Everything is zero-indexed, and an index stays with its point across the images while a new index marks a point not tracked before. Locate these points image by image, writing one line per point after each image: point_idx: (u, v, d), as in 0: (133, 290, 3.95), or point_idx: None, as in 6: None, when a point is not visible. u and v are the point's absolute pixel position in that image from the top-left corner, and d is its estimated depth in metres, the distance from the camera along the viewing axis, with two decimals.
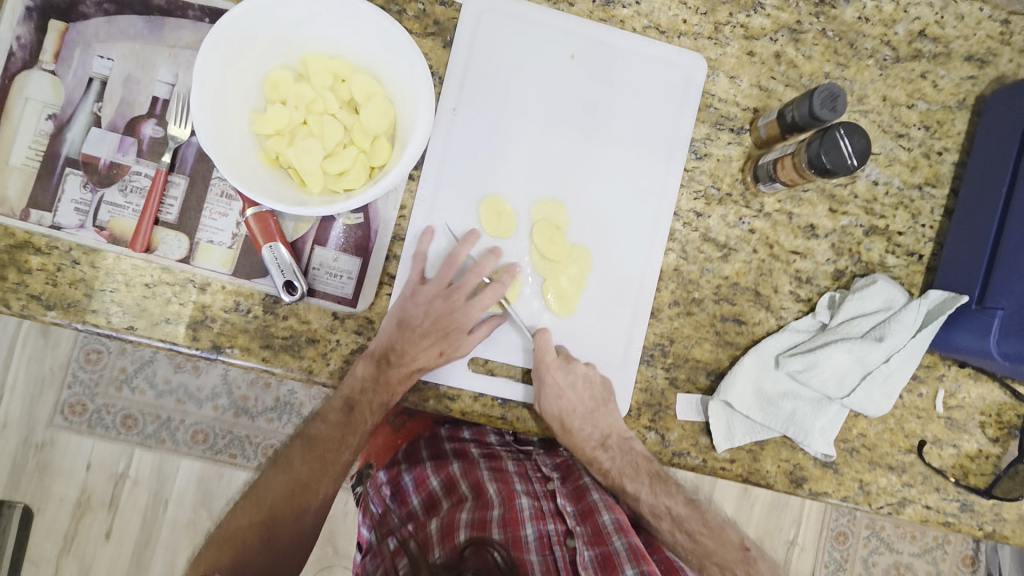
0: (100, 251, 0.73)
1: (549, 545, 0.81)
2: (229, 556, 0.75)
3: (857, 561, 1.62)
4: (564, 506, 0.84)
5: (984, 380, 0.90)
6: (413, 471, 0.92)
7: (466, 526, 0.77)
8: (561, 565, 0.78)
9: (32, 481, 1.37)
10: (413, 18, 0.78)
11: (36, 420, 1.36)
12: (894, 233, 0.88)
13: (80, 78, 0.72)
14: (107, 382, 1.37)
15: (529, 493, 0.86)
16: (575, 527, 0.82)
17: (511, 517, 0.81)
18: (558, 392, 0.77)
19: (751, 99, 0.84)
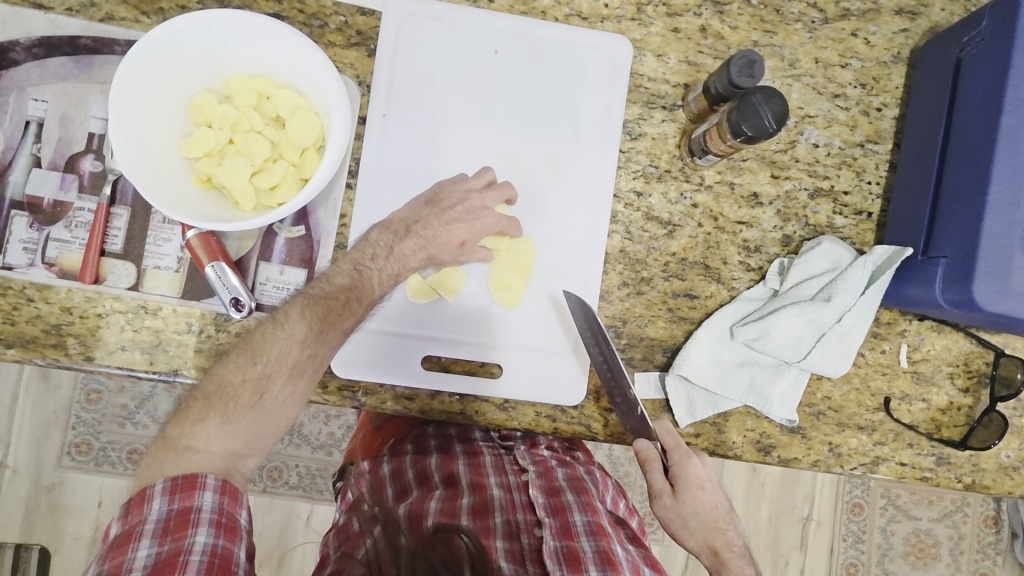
0: (52, 286, 0.75)
1: (515, 534, 0.76)
2: (175, 459, 0.65)
3: (876, 530, 1.60)
4: (535, 499, 0.79)
5: (948, 331, 0.89)
6: (392, 461, 0.91)
7: (434, 514, 0.77)
8: (526, 555, 0.74)
9: (46, 522, 1.40)
10: (335, 31, 0.80)
11: (44, 463, 1.39)
12: (840, 193, 0.87)
13: (17, 122, 0.75)
14: (110, 419, 1.40)
15: (503, 486, 0.82)
16: (544, 517, 0.76)
17: (479, 507, 0.79)
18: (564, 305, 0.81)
19: (680, 75, 0.85)
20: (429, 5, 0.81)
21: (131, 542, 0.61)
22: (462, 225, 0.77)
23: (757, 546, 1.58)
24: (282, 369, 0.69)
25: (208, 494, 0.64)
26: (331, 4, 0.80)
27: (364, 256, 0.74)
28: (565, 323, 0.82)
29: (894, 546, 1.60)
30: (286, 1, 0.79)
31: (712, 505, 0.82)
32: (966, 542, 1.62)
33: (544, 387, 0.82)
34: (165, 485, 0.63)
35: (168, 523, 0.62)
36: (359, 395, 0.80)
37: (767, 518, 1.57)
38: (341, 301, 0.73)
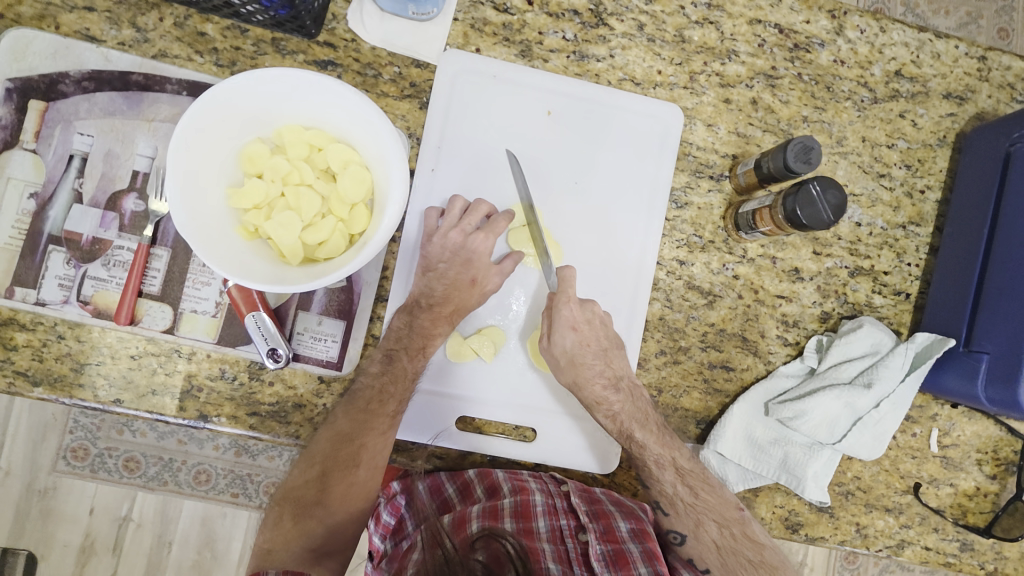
0: (85, 325, 0.74)
1: (561, 537, 0.75)
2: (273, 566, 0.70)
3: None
4: (578, 505, 0.76)
5: (979, 417, 0.89)
6: (425, 478, 0.83)
7: (477, 517, 0.72)
8: (573, 556, 0.74)
9: (36, 527, 1.31)
10: (389, 81, 0.79)
11: (39, 467, 1.30)
12: (880, 273, 0.88)
13: (61, 155, 0.73)
14: (109, 426, 1.31)
15: (543, 491, 0.78)
16: (588, 523, 0.75)
17: (523, 509, 0.75)
18: (572, 324, 0.78)
19: (729, 146, 0.85)
20: (484, 62, 0.80)
21: None
22: (460, 267, 0.77)
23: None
24: (342, 449, 0.73)
25: None
26: (387, 54, 0.79)
27: (393, 340, 0.75)
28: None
29: None
30: (341, 48, 0.78)
31: (586, 348, 0.79)
32: None
33: (576, 452, 0.82)
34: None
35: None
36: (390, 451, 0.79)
37: None
38: (374, 388, 0.73)
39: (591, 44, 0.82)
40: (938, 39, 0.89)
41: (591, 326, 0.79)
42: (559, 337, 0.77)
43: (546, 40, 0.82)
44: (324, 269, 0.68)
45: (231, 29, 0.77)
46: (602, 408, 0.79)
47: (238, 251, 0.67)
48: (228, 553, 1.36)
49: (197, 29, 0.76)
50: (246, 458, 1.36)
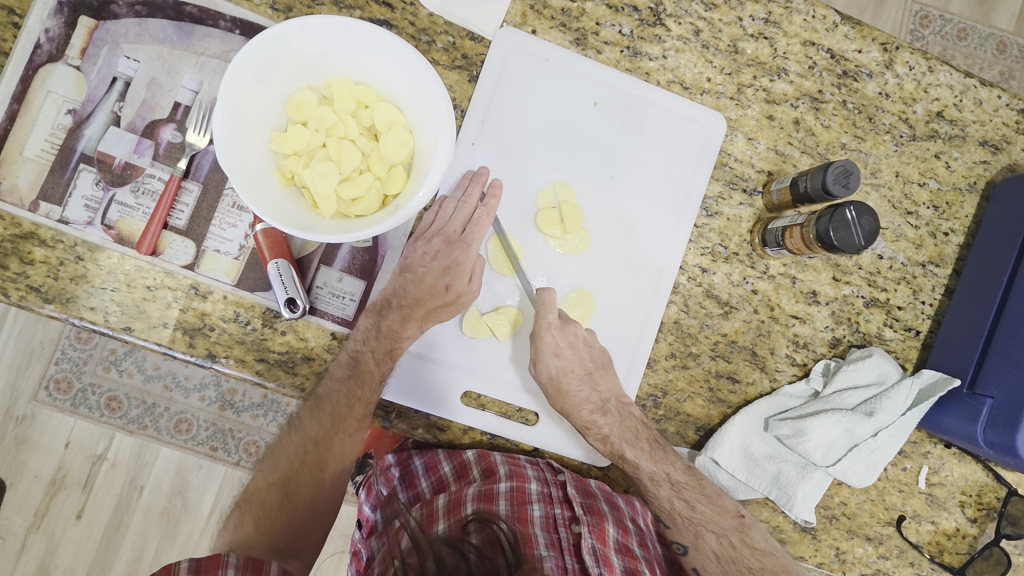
0: (105, 249, 0.73)
1: (554, 526, 0.77)
2: (278, 489, 0.76)
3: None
4: (573, 495, 0.78)
5: (968, 461, 0.90)
6: (424, 454, 0.86)
7: (472, 500, 0.75)
8: (565, 546, 0.75)
9: (8, 454, 1.28)
10: (441, 50, 0.78)
11: (19, 394, 1.27)
12: (894, 307, 0.89)
13: (104, 76, 0.72)
14: (96, 362, 1.29)
15: (539, 480, 0.80)
16: (582, 514, 0.76)
17: (518, 494, 0.76)
18: (556, 351, 0.78)
19: (766, 161, 0.85)
20: (538, 43, 0.80)
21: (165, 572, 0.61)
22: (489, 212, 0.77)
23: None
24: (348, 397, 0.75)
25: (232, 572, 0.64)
26: (443, 22, 0.78)
27: (404, 306, 0.76)
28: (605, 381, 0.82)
29: None
30: (398, 9, 0.77)
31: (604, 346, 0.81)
32: None
33: (573, 443, 0.83)
34: (192, 562, 0.63)
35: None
36: (392, 417, 0.79)
37: None
38: (344, 389, 0.75)
39: (645, 41, 0.82)
40: (983, 87, 0.90)
41: (573, 349, 0.79)
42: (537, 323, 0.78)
43: (602, 32, 0.81)
44: (356, 225, 0.67)
45: None
46: (591, 432, 0.80)
47: (272, 194, 0.67)
48: (199, 505, 1.33)
49: None
50: (230, 414, 1.34)
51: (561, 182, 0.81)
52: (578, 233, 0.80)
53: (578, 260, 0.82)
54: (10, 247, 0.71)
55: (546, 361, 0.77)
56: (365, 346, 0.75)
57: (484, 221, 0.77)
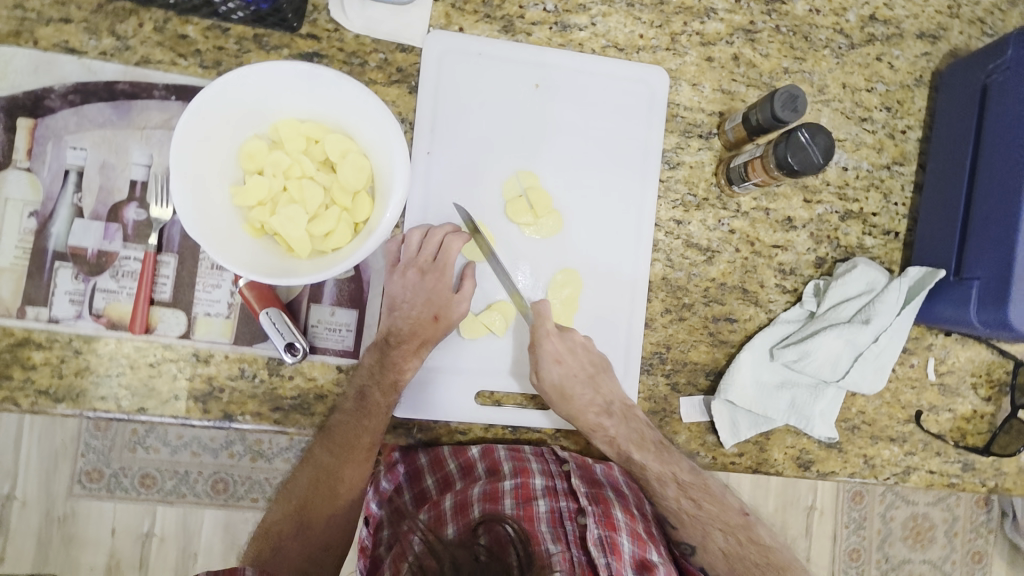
0: (100, 337, 0.74)
1: (560, 520, 0.77)
2: (294, 517, 0.78)
3: (876, 517, 1.62)
4: (578, 488, 0.79)
5: (971, 343, 0.93)
6: (430, 450, 0.83)
7: (479, 500, 0.77)
8: (572, 539, 0.75)
9: (60, 553, 1.30)
10: (375, 68, 0.79)
11: (55, 496, 1.30)
12: (869, 214, 0.90)
13: (56, 172, 0.73)
14: (121, 447, 1.30)
15: (545, 473, 0.81)
16: (588, 505, 0.77)
17: (522, 491, 0.78)
18: (556, 357, 0.79)
19: (715, 103, 0.86)
20: (468, 39, 0.80)
21: None
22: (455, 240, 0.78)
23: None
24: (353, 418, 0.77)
25: None
26: (370, 41, 0.79)
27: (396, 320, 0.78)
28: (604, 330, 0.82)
29: (892, 530, 1.63)
30: (324, 39, 0.78)
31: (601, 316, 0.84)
32: (960, 523, 1.65)
33: None
34: None
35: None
36: (415, 433, 0.82)
37: (773, 509, 1.59)
38: (350, 416, 0.77)
39: (571, 14, 0.83)
40: None
41: (574, 354, 0.81)
42: (544, 349, 0.79)
43: (527, 13, 0.82)
44: (334, 260, 0.69)
45: (211, 29, 0.76)
46: (598, 433, 0.82)
47: (247, 249, 0.68)
48: None
49: (178, 32, 0.75)
50: (262, 463, 1.35)
51: (523, 167, 0.82)
52: (549, 215, 0.82)
53: (556, 241, 0.83)
54: (8, 357, 0.73)
55: (551, 368, 0.79)
56: (370, 379, 0.76)
57: (454, 243, 0.78)
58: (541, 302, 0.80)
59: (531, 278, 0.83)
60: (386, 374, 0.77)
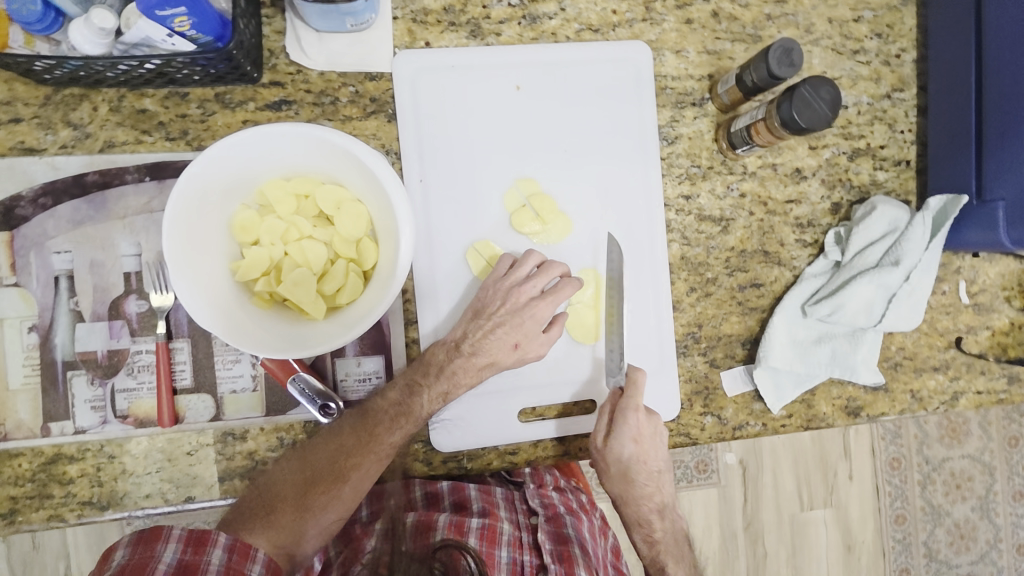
0: (131, 438, 0.72)
1: (520, 573, 0.83)
2: (279, 493, 0.70)
3: (910, 423, 1.65)
4: (542, 542, 0.85)
5: (998, 258, 0.91)
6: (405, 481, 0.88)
7: (444, 526, 0.80)
8: (526, 569, 0.83)
9: None
10: (348, 103, 0.75)
11: None
12: (877, 148, 0.87)
13: (46, 280, 0.70)
14: None
15: (512, 521, 0.87)
16: (549, 563, 0.83)
17: (488, 534, 0.83)
18: (636, 435, 0.78)
19: (703, 67, 0.82)
20: (438, 53, 0.76)
21: (158, 540, 0.63)
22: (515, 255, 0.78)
23: (807, 467, 1.63)
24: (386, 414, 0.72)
25: (219, 551, 0.65)
26: (337, 75, 0.74)
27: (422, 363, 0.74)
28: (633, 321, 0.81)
29: (929, 433, 1.66)
30: (289, 83, 0.74)
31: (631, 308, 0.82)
32: (993, 415, 1.68)
33: None
34: (183, 532, 0.64)
35: (124, 571, 0.61)
36: (466, 463, 0.80)
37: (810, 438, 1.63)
38: (389, 414, 0.72)
39: (538, 3, 0.79)
40: None
41: (650, 437, 0.79)
42: (618, 443, 0.77)
43: (493, 13, 0.78)
44: (352, 315, 0.66)
45: (170, 98, 0.72)
46: (643, 529, 0.85)
47: (263, 324, 0.66)
48: None
49: (135, 107, 0.71)
50: None
51: (521, 174, 0.79)
52: (557, 219, 0.79)
53: (567, 243, 0.80)
54: (43, 476, 0.71)
55: (620, 443, 0.77)
56: (418, 385, 0.73)
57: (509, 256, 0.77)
58: (637, 370, 0.78)
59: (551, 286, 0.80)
60: (443, 386, 0.73)
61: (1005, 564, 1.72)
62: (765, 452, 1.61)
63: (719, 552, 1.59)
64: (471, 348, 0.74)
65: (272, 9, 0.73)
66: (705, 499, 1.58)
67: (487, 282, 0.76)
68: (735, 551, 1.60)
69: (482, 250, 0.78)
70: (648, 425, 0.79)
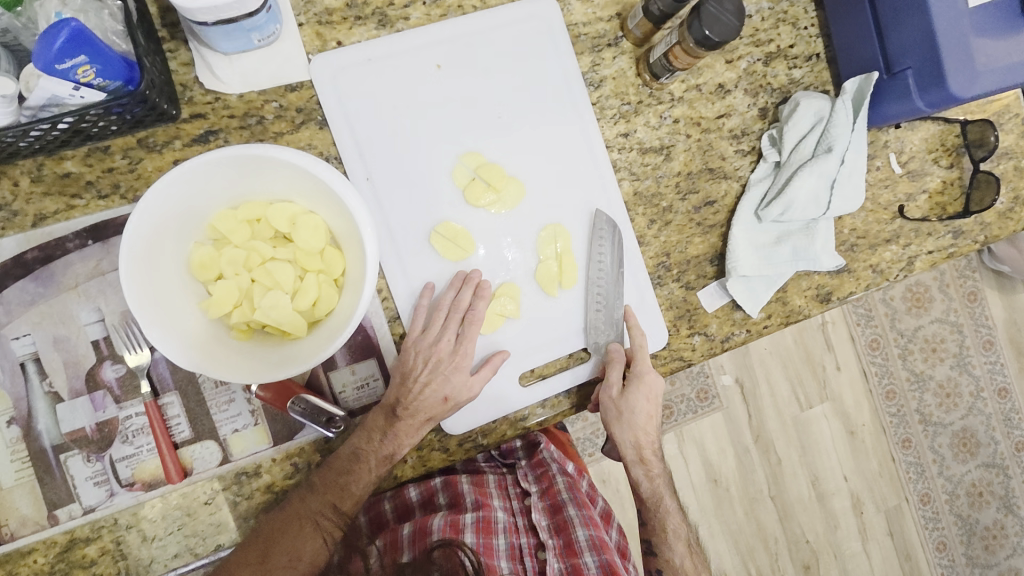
0: (144, 503, 0.71)
1: (520, 557, 0.90)
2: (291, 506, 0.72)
3: (879, 304, 1.73)
4: (537, 522, 0.93)
5: (919, 125, 0.97)
6: (418, 484, 0.95)
7: (438, 530, 0.83)
8: (523, 552, 0.90)
9: None
10: (275, 119, 0.74)
11: None
12: (787, 49, 0.91)
13: (12, 369, 0.68)
14: None
15: (507, 510, 0.94)
16: (548, 540, 0.91)
17: (484, 525, 0.87)
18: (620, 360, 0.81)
19: (609, 7, 0.84)
20: (352, 49, 0.76)
21: None
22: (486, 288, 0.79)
23: (796, 368, 1.70)
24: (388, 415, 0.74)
25: None
26: (257, 95, 0.73)
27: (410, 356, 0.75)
28: (607, 261, 0.83)
29: (898, 309, 1.73)
30: (211, 113, 0.72)
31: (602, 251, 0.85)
32: (948, 278, 1.77)
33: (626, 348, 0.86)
34: None
35: None
36: (481, 439, 0.81)
37: (794, 342, 1.70)
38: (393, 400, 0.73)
39: None
40: None
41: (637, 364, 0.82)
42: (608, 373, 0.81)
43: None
44: (334, 324, 0.66)
45: (92, 154, 0.69)
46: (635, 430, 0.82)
47: (247, 355, 0.65)
48: None
49: (58, 173, 0.69)
50: None
51: (464, 150, 0.80)
52: (509, 183, 0.80)
53: (523, 207, 0.82)
54: (63, 565, 0.69)
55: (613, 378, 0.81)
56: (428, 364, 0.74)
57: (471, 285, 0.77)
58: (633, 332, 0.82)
59: (521, 253, 0.82)
60: (446, 377, 0.75)
61: (990, 410, 1.83)
62: (754, 366, 1.66)
63: (737, 470, 1.66)
64: (453, 361, 0.76)
65: (173, 43, 0.71)
66: (712, 425, 1.64)
67: (405, 343, 0.76)
68: (752, 465, 1.67)
69: (443, 232, 0.78)
70: (656, 385, 0.82)
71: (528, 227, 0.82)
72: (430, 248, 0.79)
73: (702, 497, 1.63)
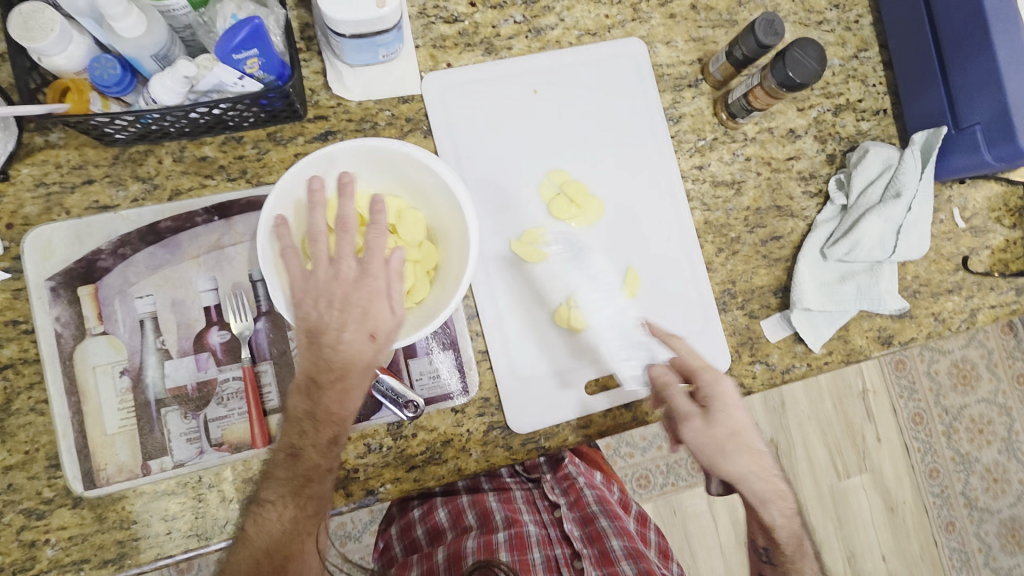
0: (227, 464, 0.75)
1: (557, 567, 0.88)
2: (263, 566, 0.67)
3: (923, 376, 1.71)
4: (571, 533, 0.91)
5: (983, 183, 1.00)
6: (448, 503, 0.94)
7: (472, 552, 0.84)
8: (562, 563, 0.89)
9: None
10: (387, 126, 0.83)
11: None
12: (856, 102, 0.97)
13: (131, 325, 0.74)
14: None
15: (538, 523, 0.93)
16: (582, 550, 0.89)
17: (517, 542, 0.87)
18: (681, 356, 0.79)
19: (692, 53, 0.92)
20: (462, 70, 0.85)
21: None
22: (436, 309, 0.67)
23: (835, 436, 1.67)
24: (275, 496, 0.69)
25: None
26: (373, 103, 0.82)
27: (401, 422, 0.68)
28: None
29: (942, 383, 1.71)
30: (332, 116, 0.81)
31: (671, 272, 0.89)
32: (996, 355, 1.73)
33: None
34: None
35: None
36: (543, 442, 0.84)
37: (833, 407, 1.67)
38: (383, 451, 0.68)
39: (540, 17, 0.88)
40: None
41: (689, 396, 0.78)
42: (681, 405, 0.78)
43: (502, 30, 0.87)
44: (427, 310, 0.72)
45: (227, 142, 0.78)
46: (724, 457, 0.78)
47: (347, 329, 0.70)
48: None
49: (197, 156, 0.77)
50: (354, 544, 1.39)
51: (550, 167, 0.87)
52: (589, 200, 0.86)
53: (599, 224, 0.87)
54: (146, 515, 0.73)
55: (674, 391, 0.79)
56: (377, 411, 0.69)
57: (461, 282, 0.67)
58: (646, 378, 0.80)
59: (595, 266, 0.87)
60: None
61: None
62: (792, 427, 1.65)
63: None
64: None
65: (308, 54, 0.81)
66: None
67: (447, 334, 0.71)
68: None
69: (526, 239, 0.84)
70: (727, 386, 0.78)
71: (604, 243, 0.87)
72: (512, 255, 0.84)
73: (734, 562, 1.55)
